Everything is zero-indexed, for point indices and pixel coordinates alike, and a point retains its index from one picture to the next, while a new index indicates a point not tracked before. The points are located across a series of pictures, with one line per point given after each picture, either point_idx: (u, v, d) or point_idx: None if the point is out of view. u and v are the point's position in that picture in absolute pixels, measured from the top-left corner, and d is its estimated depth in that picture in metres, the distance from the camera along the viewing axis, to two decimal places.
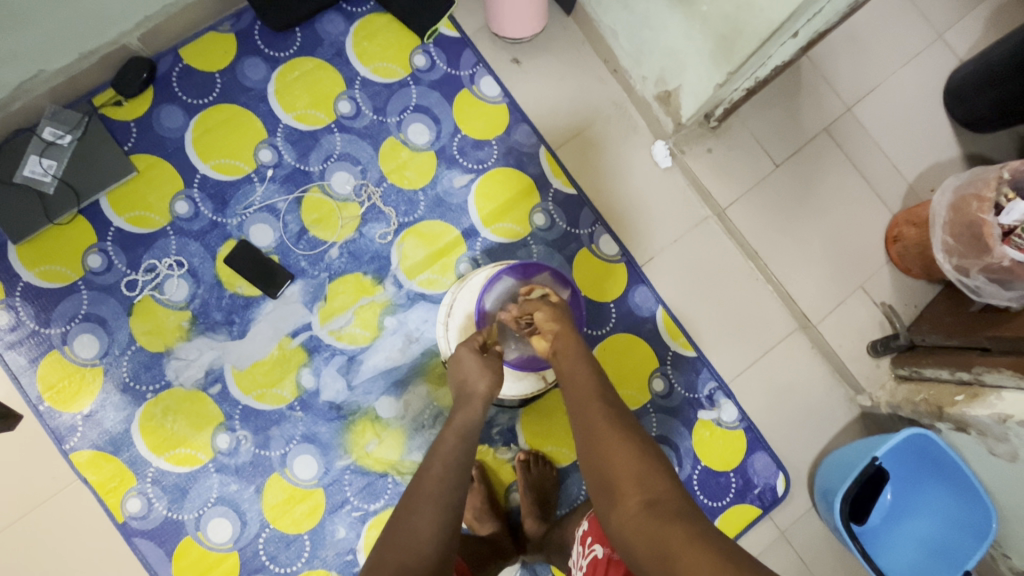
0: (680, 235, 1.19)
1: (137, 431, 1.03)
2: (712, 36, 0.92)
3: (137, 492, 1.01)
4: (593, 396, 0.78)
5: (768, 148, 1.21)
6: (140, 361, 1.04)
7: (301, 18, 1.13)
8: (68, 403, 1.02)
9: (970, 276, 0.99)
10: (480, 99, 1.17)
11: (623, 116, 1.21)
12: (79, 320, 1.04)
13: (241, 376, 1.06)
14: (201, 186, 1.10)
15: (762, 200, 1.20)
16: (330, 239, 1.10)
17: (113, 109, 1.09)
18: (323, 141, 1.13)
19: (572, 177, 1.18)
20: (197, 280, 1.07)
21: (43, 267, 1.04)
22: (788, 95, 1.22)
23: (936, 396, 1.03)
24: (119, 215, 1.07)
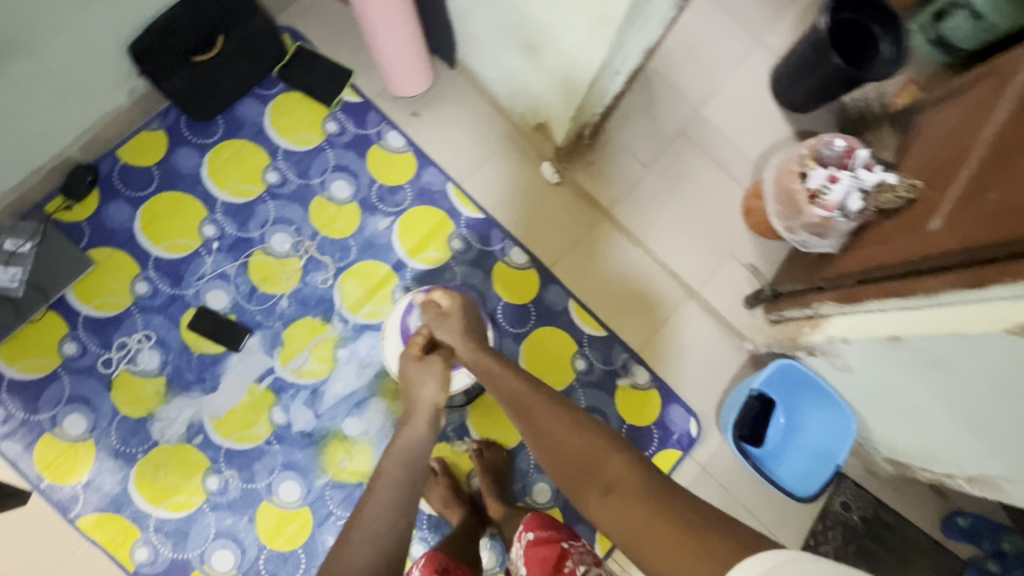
0: (577, 237, 1.41)
1: (134, 489, 1.16)
2: (557, 80, 1.15)
3: (143, 541, 1.15)
4: (541, 401, 0.93)
5: (637, 153, 1.45)
6: (127, 427, 1.18)
7: (221, 108, 1.31)
8: (66, 477, 1.15)
9: (796, 233, 1.25)
10: (389, 151, 1.37)
11: (513, 146, 1.43)
12: (65, 401, 1.17)
13: (219, 424, 1.21)
14: (156, 266, 1.25)
15: (639, 197, 1.44)
16: (278, 292, 1.27)
17: (64, 213, 1.24)
18: (258, 210, 1.30)
19: (479, 204, 1.38)
20: (166, 348, 1.22)
21: (24, 361, 1.17)
22: (645, 107, 1.47)
23: (793, 331, 1.28)
24: (86, 304, 1.21)
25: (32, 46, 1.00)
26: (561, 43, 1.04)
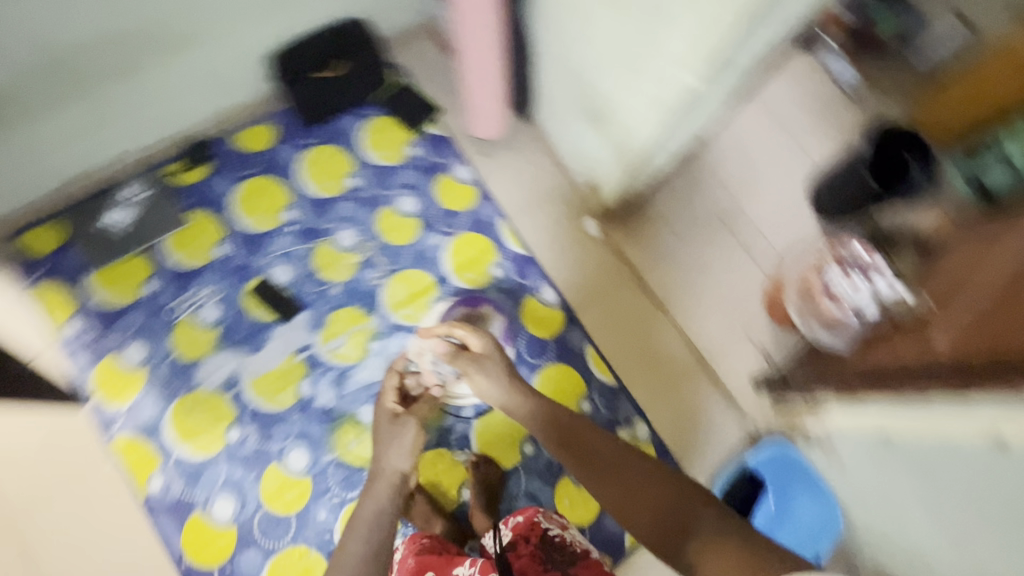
0: (606, 290, 1.54)
1: (167, 422, 1.29)
2: (613, 146, 1.32)
3: (161, 472, 1.27)
4: (613, 449, 0.94)
5: (674, 227, 1.59)
6: (176, 368, 1.32)
7: (325, 117, 1.53)
8: (114, 398, 1.29)
9: (814, 329, 1.33)
10: (455, 181, 1.55)
11: (564, 198, 1.59)
12: (134, 332, 1.33)
13: (254, 383, 1.34)
14: (239, 235, 1.43)
15: (669, 266, 1.56)
16: (333, 280, 1.43)
17: (175, 175, 1.44)
18: (335, 207, 1.49)
19: (523, 242, 1.54)
20: (227, 306, 1.38)
21: (110, 292, 1.35)
22: (688, 188, 1.62)
23: (792, 417, 1.33)
24: (173, 253, 1.40)
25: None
26: (624, 118, 1.21)
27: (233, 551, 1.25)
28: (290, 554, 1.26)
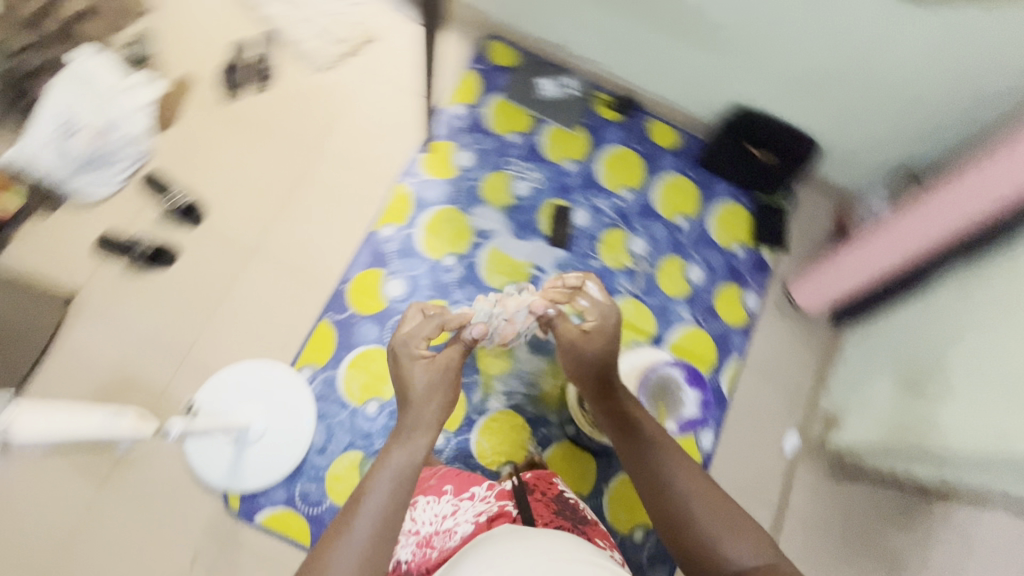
0: (762, 479, 1.23)
1: (434, 207, 1.29)
2: (898, 393, 1.12)
3: (397, 228, 1.27)
4: (652, 444, 0.80)
5: (843, 528, 1.22)
6: (469, 188, 1.32)
7: (725, 166, 1.37)
8: (428, 164, 1.32)
9: None
10: (744, 303, 1.33)
11: (811, 373, 1.31)
12: (475, 141, 1.35)
13: (492, 255, 1.28)
14: (590, 165, 1.37)
15: (806, 549, 1.20)
16: (601, 257, 1.32)
17: (607, 108, 1.40)
18: (658, 221, 1.36)
19: (738, 386, 1.28)
20: (532, 192, 1.34)
21: (483, 105, 1.38)
22: (880, 531, 1.21)
23: None
24: (548, 129, 1.38)
25: (695, 72, 1.26)
26: (937, 417, 1.02)
27: (370, 314, 1.21)
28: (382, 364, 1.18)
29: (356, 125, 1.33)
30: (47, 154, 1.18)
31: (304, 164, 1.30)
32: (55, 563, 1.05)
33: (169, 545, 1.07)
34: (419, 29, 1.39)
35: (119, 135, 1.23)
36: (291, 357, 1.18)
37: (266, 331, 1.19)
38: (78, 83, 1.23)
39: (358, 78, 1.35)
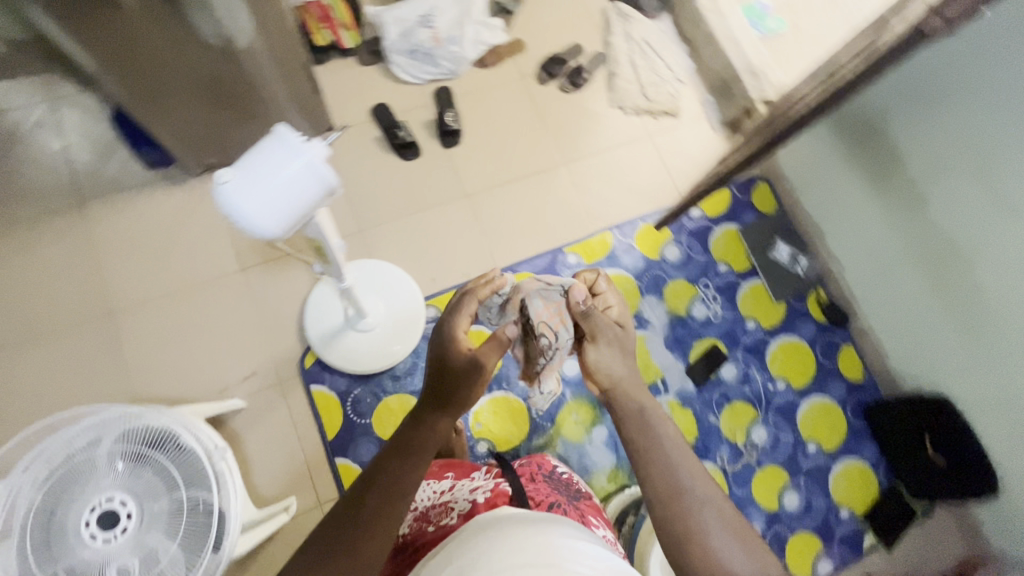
0: None
1: (619, 269, 1.33)
2: None
3: (580, 261, 1.31)
4: (667, 451, 0.70)
5: None
6: (658, 278, 1.34)
7: (892, 432, 1.26)
8: (642, 233, 1.36)
9: None
10: (815, 562, 1.22)
11: None
12: (690, 244, 1.38)
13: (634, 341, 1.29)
14: (768, 335, 1.34)
15: None
16: (720, 419, 1.28)
17: (818, 302, 1.37)
18: (792, 427, 1.29)
19: None
20: (703, 319, 1.34)
21: (717, 226, 1.41)
22: None
23: None
24: (756, 279, 1.38)
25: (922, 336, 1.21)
26: None
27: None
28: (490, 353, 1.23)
29: (616, 166, 1.41)
30: (394, 33, 1.36)
31: (555, 164, 1.39)
32: (160, 296, 1.17)
33: (242, 354, 1.15)
34: (715, 134, 1.47)
35: (447, 50, 1.38)
36: (432, 292, 1.25)
37: (426, 258, 1.27)
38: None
39: (644, 135, 1.45)
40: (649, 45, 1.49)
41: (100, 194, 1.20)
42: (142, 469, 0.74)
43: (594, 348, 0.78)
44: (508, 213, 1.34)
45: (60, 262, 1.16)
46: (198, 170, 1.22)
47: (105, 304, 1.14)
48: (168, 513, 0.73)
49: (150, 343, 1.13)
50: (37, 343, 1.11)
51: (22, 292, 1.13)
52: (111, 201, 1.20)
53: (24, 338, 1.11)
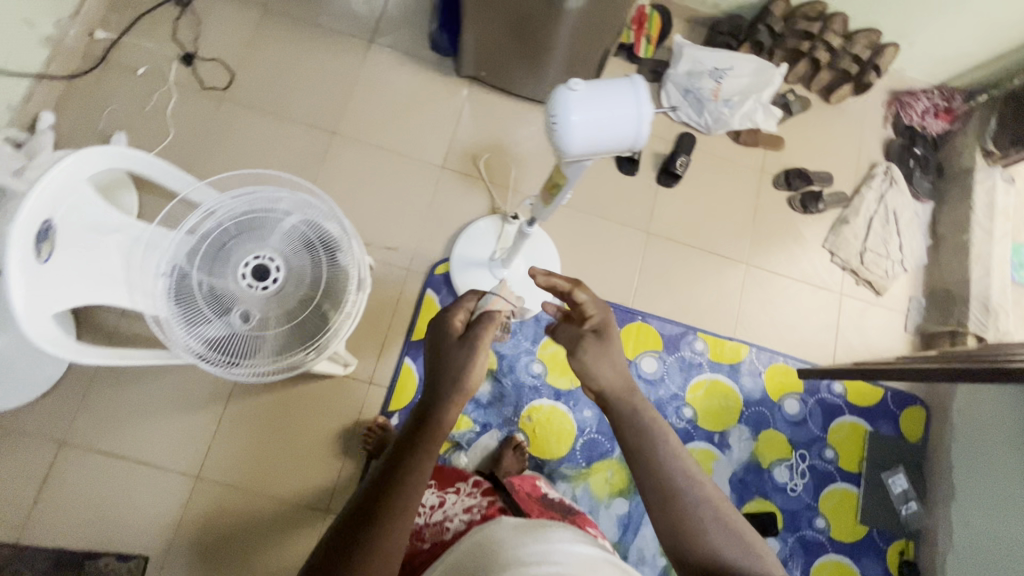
0: None
1: (734, 384, 1.27)
2: None
3: (704, 354, 1.27)
4: (662, 446, 0.64)
5: None
6: (763, 417, 1.26)
7: None
8: (775, 369, 1.29)
9: None
10: None
11: None
12: (813, 411, 1.29)
13: (704, 453, 1.22)
14: (831, 544, 1.22)
15: None
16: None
17: (900, 553, 1.23)
18: None
19: None
20: (780, 484, 1.23)
21: (851, 413, 1.29)
22: None
23: None
24: (854, 488, 1.25)
25: None
26: None
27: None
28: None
29: (791, 298, 1.36)
30: (683, 69, 1.38)
31: (739, 259, 1.36)
32: (369, 147, 1.28)
33: (394, 231, 1.24)
34: (901, 334, 1.37)
35: (718, 108, 1.37)
36: None
37: (581, 262, 1.30)
38: (752, 65, 1.38)
39: (836, 290, 1.38)
40: (898, 217, 1.41)
41: (382, 44, 1.34)
42: (303, 252, 0.83)
43: (577, 357, 0.72)
44: (671, 270, 1.33)
45: (323, 72, 1.30)
46: (464, 74, 1.33)
47: (329, 123, 1.27)
48: (300, 298, 0.81)
49: (339, 175, 1.25)
50: (266, 118, 1.25)
51: (280, 75, 1.28)
52: (387, 52, 1.34)
53: (261, 107, 1.26)
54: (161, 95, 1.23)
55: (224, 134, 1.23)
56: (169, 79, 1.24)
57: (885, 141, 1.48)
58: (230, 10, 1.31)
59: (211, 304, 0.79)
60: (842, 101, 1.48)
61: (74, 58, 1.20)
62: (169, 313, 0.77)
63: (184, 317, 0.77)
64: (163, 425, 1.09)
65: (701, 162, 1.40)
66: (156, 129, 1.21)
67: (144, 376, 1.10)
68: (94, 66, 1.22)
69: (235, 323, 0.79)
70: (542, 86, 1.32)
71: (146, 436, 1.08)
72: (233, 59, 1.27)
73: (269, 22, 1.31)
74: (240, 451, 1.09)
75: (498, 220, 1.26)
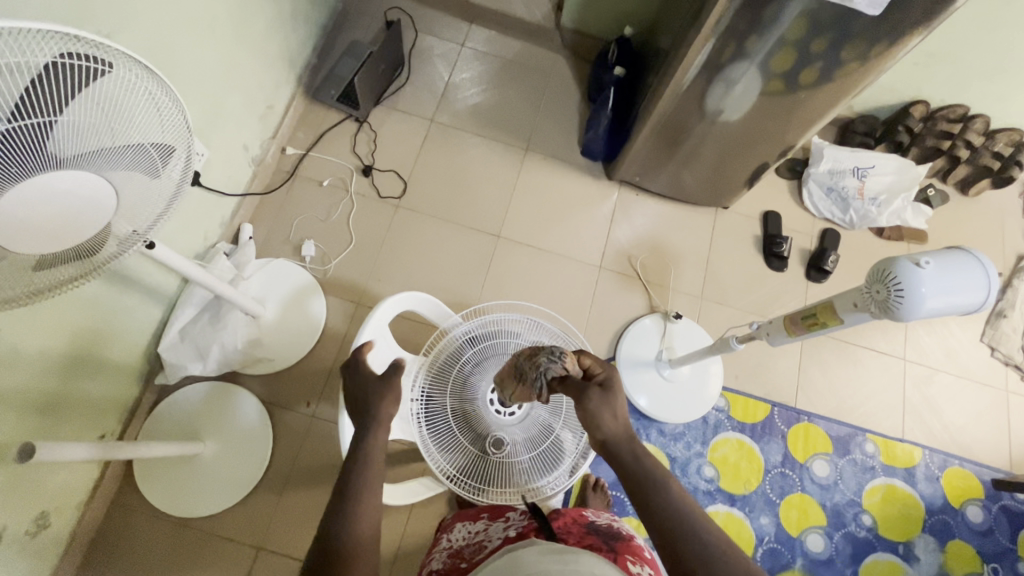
0: None
1: (908, 489, 1.22)
2: None
3: (874, 456, 1.25)
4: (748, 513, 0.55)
5: None
6: (947, 526, 1.20)
7: None
8: (951, 473, 1.24)
9: None
10: None
11: None
12: (996, 519, 1.22)
13: (889, 565, 1.16)
14: None
15: None
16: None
17: None
18: None
19: None
20: None
21: None
22: None
23: None
24: None
25: None
26: None
27: (788, 450, 1.24)
28: (748, 471, 1.21)
29: (954, 394, 1.33)
30: (825, 167, 1.41)
31: (896, 354, 1.35)
32: (531, 248, 1.34)
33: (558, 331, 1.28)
34: None
35: (865, 206, 1.39)
36: (727, 385, 1.28)
37: (737, 358, 1.31)
38: (894, 162, 1.39)
39: (1000, 387, 1.34)
40: None
41: (538, 153, 1.43)
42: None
43: (582, 405, 0.62)
44: (826, 365, 1.33)
45: (485, 177, 1.40)
46: (616, 178, 1.41)
47: (493, 227, 1.35)
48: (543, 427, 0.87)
49: (505, 275, 1.31)
50: (435, 223, 1.34)
51: (448, 183, 1.38)
52: (542, 159, 1.43)
53: (431, 214, 1.35)
54: (344, 205, 1.33)
55: (399, 241, 1.31)
56: (350, 189, 1.35)
57: None
58: (401, 124, 1.42)
59: (466, 431, 0.86)
60: (980, 194, 1.50)
61: (269, 173, 1.32)
62: (430, 437, 0.85)
63: (442, 442, 0.85)
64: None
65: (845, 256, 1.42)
66: (340, 236, 1.30)
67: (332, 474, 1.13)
68: (286, 179, 1.33)
69: (488, 451, 0.85)
70: (690, 189, 1.37)
71: None
72: (405, 169, 1.38)
73: (434, 134, 1.42)
74: (426, 554, 1.10)
75: (659, 319, 1.29)
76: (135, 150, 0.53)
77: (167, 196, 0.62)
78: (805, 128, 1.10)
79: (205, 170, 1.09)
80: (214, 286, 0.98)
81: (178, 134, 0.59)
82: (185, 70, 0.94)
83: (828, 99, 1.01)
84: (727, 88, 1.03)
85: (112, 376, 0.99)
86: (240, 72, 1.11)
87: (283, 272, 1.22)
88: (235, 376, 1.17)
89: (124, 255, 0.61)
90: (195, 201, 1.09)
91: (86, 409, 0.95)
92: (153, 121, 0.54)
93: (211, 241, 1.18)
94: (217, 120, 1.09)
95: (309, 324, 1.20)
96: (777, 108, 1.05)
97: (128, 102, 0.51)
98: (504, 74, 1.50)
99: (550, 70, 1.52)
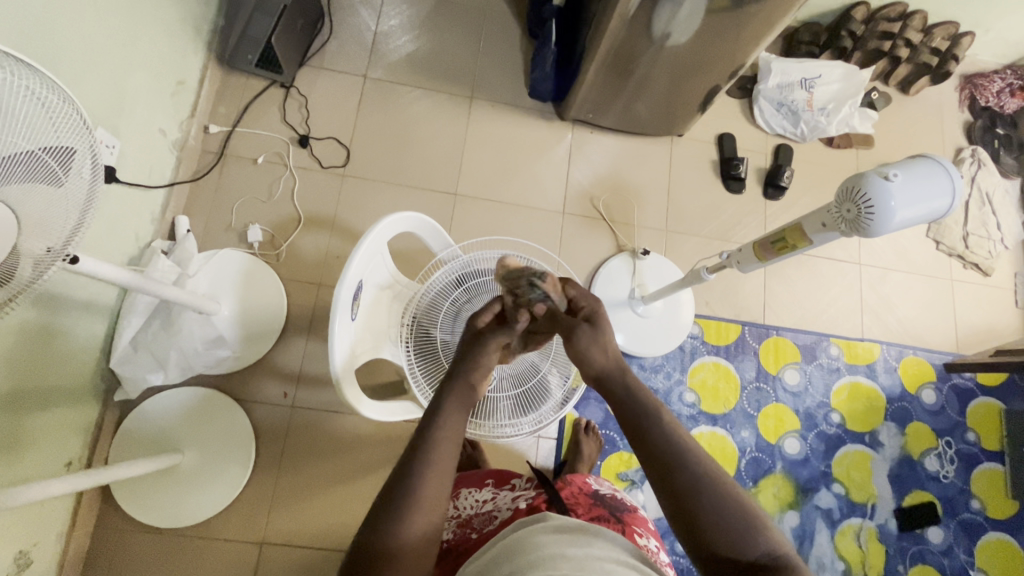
0: None
1: (871, 384, 1.31)
2: None
3: (839, 357, 1.32)
4: None
5: None
6: (906, 412, 1.30)
7: None
8: (907, 364, 1.34)
9: None
10: None
11: None
12: (946, 398, 1.32)
13: (857, 455, 1.26)
14: (987, 522, 1.25)
15: None
16: (908, 572, 1.20)
17: None
18: None
19: None
20: (930, 473, 1.27)
21: (983, 395, 1.33)
22: None
23: None
24: (998, 467, 1.29)
25: None
26: None
27: (761, 365, 1.29)
28: (726, 391, 1.26)
29: (905, 290, 1.40)
30: (774, 82, 1.39)
31: (852, 259, 1.41)
32: (491, 202, 1.30)
33: None
34: (1012, 310, 1.42)
35: (814, 117, 1.40)
36: (699, 313, 1.31)
37: (706, 285, 1.33)
38: (839, 70, 1.39)
39: (945, 277, 1.42)
40: (993, 198, 1.45)
41: (485, 100, 1.35)
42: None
43: (572, 342, 0.66)
44: (789, 280, 1.37)
45: (431, 133, 1.32)
46: (569, 118, 1.36)
47: (448, 185, 1.29)
48: (531, 365, 0.85)
49: (468, 234, 1.27)
50: (386, 188, 1.27)
51: (394, 144, 1.30)
52: (489, 107, 1.35)
53: (380, 179, 1.27)
54: (285, 182, 1.24)
55: (351, 213, 1.24)
56: (288, 163, 1.25)
57: (965, 125, 1.53)
58: (333, 86, 1.31)
59: None
60: (920, 91, 1.52)
61: (194, 157, 1.21)
62: (418, 365, 0.82)
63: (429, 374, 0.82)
64: (350, 492, 1.11)
65: (799, 170, 1.44)
66: (286, 216, 1.22)
67: (322, 451, 1.12)
68: (215, 161, 1.22)
69: None
70: (643, 118, 1.33)
71: (336, 513, 1.10)
72: (345, 135, 1.28)
73: (370, 92, 1.32)
74: None
75: (628, 257, 1.29)
76: (27, 158, 0.46)
77: (78, 205, 0.54)
78: (753, 45, 1.07)
79: (121, 164, 0.98)
80: (157, 291, 0.89)
81: (74, 132, 0.52)
82: (72, 53, 0.81)
83: (776, 12, 0.97)
84: (673, 9, 0.97)
85: (66, 402, 0.93)
86: (139, 46, 0.98)
87: (230, 261, 1.14)
88: (201, 378, 1.12)
89: (46, 274, 0.53)
90: (115, 201, 0.98)
91: (44, 438, 0.89)
92: (40, 122, 0.47)
93: (144, 241, 1.08)
94: (123, 105, 0.96)
95: (274, 306, 1.15)
96: (725, 26, 1.00)
97: (6, 101, 0.44)
98: (436, 18, 1.38)
99: (485, 7, 1.41)
